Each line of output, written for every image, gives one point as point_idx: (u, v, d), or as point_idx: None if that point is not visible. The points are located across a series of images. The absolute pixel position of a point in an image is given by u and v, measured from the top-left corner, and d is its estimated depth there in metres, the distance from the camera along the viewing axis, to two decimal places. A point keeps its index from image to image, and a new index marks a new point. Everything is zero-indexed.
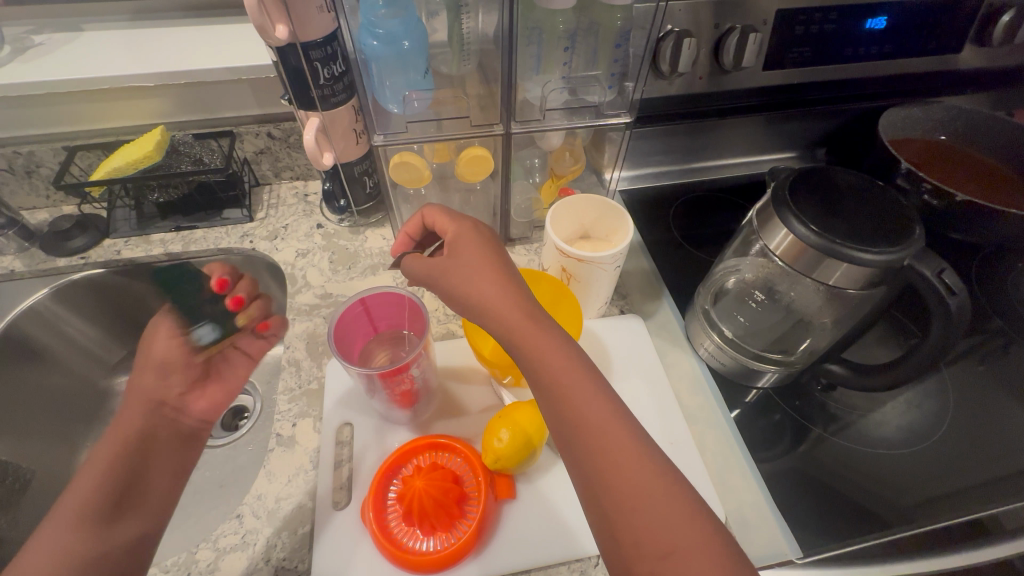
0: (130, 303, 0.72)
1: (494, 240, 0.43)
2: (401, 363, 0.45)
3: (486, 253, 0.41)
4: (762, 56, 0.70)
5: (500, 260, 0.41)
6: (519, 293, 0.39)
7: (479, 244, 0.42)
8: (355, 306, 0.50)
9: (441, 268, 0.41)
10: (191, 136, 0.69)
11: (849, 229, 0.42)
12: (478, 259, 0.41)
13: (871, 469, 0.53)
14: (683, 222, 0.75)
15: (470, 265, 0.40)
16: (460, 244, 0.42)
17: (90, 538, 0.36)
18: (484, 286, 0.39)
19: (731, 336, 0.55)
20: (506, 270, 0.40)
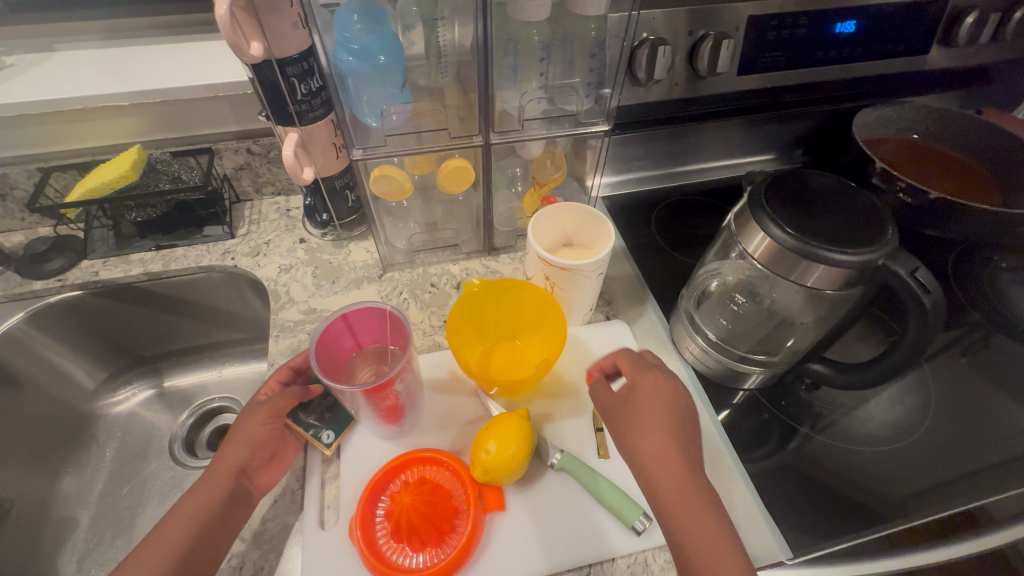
0: (115, 327, 0.73)
1: (677, 394, 0.44)
2: (387, 377, 0.45)
3: (673, 410, 0.42)
4: (736, 62, 0.71)
5: (677, 418, 0.42)
6: (692, 460, 0.40)
7: (666, 400, 0.43)
8: (337, 322, 0.50)
9: (626, 411, 0.44)
10: (169, 154, 0.68)
11: (824, 231, 0.43)
12: (662, 415, 0.42)
13: (857, 466, 0.54)
14: (666, 226, 0.76)
15: (653, 418, 0.42)
16: (645, 394, 0.43)
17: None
18: (660, 448, 0.40)
19: (716, 340, 0.55)
20: (676, 429, 0.41)
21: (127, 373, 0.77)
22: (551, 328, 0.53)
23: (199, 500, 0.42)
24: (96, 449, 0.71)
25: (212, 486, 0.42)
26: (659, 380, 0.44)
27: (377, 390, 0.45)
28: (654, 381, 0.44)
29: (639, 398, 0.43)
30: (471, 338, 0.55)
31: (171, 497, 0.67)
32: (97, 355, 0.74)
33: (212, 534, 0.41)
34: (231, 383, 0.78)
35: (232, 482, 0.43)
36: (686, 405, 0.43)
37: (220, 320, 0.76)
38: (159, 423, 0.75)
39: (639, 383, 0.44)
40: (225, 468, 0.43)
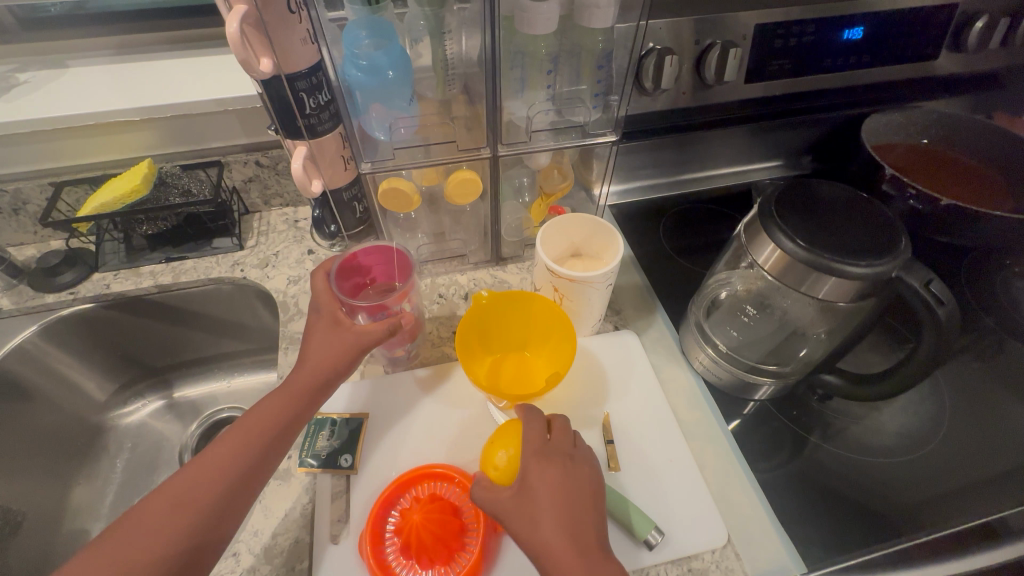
0: (123, 337, 0.73)
1: (575, 476, 0.41)
2: (391, 295, 0.51)
3: (574, 499, 0.40)
4: (744, 70, 0.70)
5: (574, 500, 0.40)
6: (588, 539, 0.39)
7: (563, 490, 0.40)
8: (347, 259, 0.54)
9: (520, 511, 0.40)
10: (178, 168, 0.69)
11: (836, 243, 0.42)
12: (558, 513, 0.39)
13: (870, 476, 0.53)
14: (675, 235, 0.75)
15: (548, 512, 0.39)
16: (542, 491, 0.40)
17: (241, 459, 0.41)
18: (562, 544, 0.38)
19: (726, 350, 0.55)
20: (575, 515, 0.39)
21: (137, 385, 0.78)
22: (561, 340, 0.53)
23: (281, 401, 0.44)
24: (106, 460, 0.71)
25: (298, 383, 0.45)
26: (561, 469, 0.41)
27: (383, 305, 0.51)
28: (554, 472, 0.41)
29: (535, 497, 0.40)
30: (478, 350, 0.55)
31: None
32: (108, 366, 0.75)
33: (287, 431, 0.44)
34: (241, 394, 0.78)
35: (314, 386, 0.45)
36: (587, 489, 0.41)
37: (229, 332, 0.76)
38: (169, 434, 0.76)
39: (532, 476, 0.41)
40: (300, 380, 0.45)
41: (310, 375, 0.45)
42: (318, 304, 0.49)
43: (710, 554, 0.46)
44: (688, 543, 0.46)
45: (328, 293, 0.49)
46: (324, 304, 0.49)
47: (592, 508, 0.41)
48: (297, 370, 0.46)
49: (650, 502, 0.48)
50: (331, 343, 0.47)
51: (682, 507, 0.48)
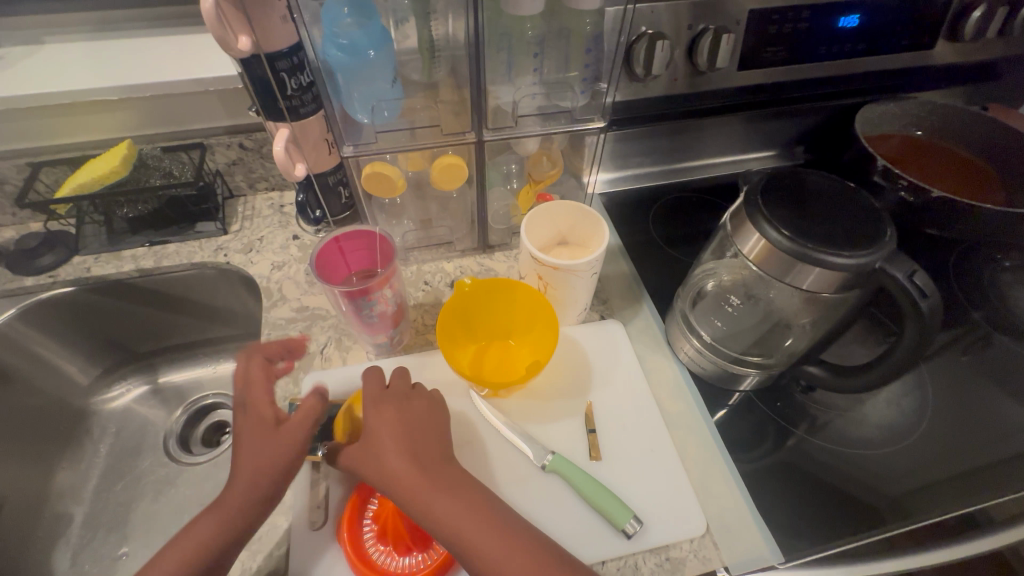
0: (105, 321, 0.72)
1: (411, 409, 0.44)
2: (374, 280, 0.50)
3: (416, 427, 0.43)
4: (737, 58, 0.69)
5: (412, 427, 0.43)
6: (432, 457, 0.42)
7: (406, 421, 0.43)
8: (329, 245, 0.53)
9: (365, 444, 0.42)
10: (160, 149, 0.68)
11: (821, 233, 0.42)
12: (396, 440, 0.42)
13: (851, 467, 0.53)
14: (665, 224, 0.75)
15: (391, 439, 0.42)
16: (380, 425, 0.43)
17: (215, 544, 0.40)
18: (400, 465, 0.40)
19: (710, 340, 0.55)
20: (411, 437, 0.42)
21: (121, 370, 0.77)
22: (544, 329, 0.52)
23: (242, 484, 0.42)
24: (90, 444, 0.71)
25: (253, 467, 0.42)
26: (399, 406, 0.44)
27: (362, 291, 0.49)
28: (398, 410, 0.44)
29: (376, 431, 0.42)
30: (461, 338, 0.54)
31: (165, 493, 0.67)
32: (91, 351, 0.74)
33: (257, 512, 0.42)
34: (226, 379, 0.78)
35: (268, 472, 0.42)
36: (429, 417, 0.45)
37: (213, 317, 0.76)
38: (154, 419, 0.75)
39: (371, 415, 0.43)
40: (254, 460, 0.42)
41: (258, 462, 0.42)
42: (248, 403, 0.45)
43: (688, 544, 0.46)
44: (667, 533, 0.46)
45: (255, 392, 0.46)
46: (253, 402, 0.45)
47: (441, 434, 0.44)
48: (248, 449, 0.43)
49: (630, 491, 0.48)
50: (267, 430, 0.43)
51: (661, 497, 0.48)
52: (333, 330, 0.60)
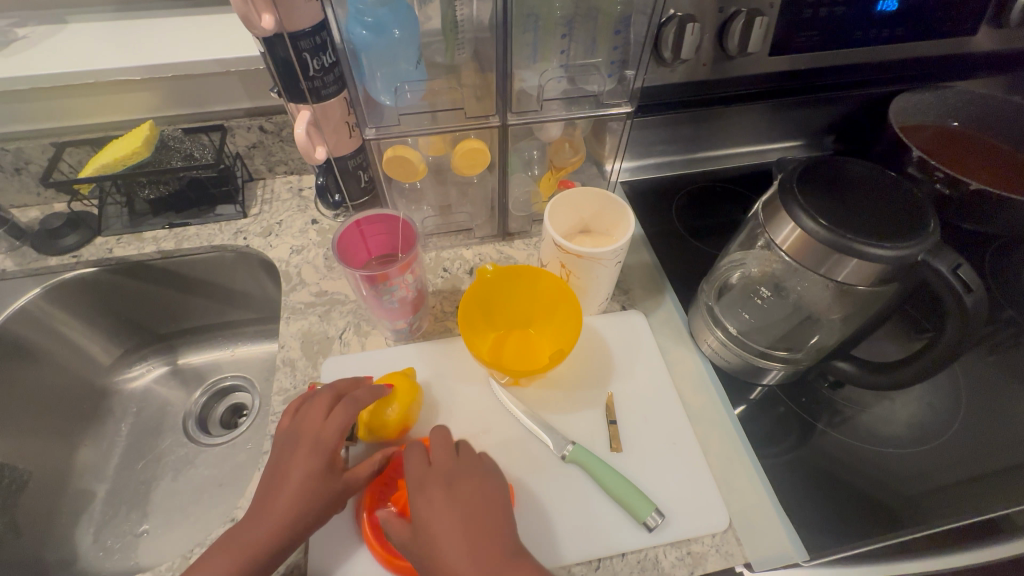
0: (126, 302, 0.73)
1: (464, 497, 0.41)
2: (393, 265, 0.49)
3: (473, 517, 0.39)
4: (768, 42, 0.67)
5: (466, 518, 0.39)
6: (490, 549, 0.38)
7: (462, 512, 0.40)
8: (351, 228, 0.52)
9: (421, 540, 0.39)
10: (181, 131, 0.68)
11: (860, 223, 0.40)
12: (451, 535, 0.38)
13: (879, 466, 0.52)
14: (687, 214, 0.73)
15: (447, 531, 0.38)
16: (434, 516, 0.39)
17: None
18: (461, 566, 0.37)
19: (736, 333, 0.53)
20: (467, 533, 0.38)
21: (141, 351, 0.78)
22: (566, 317, 0.51)
23: (279, 520, 0.39)
24: (112, 423, 0.72)
25: (297, 509, 0.40)
26: (451, 490, 0.41)
27: (383, 277, 0.49)
28: (450, 495, 0.40)
29: (429, 525, 0.39)
30: (482, 325, 0.54)
31: (185, 473, 0.68)
32: (113, 331, 0.75)
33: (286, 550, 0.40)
34: (244, 362, 0.79)
35: (313, 518, 0.40)
36: (485, 502, 0.41)
37: (233, 300, 0.76)
38: (174, 400, 0.76)
39: (421, 503, 0.40)
40: (304, 501, 0.40)
41: (304, 506, 0.40)
42: (317, 434, 0.42)
43: (710, 538, 0.46)
44: (688, 526, 0.46)
45: (330, 427, 0.42)
46: (322, 435, 0.42)
47: (504, 525, 0.40)
48: (298, 485, 0.40)
49: (651, 484, 0.48)
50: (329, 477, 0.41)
51: (682, 491, 0.47)
52: (351, 315, 0.60)
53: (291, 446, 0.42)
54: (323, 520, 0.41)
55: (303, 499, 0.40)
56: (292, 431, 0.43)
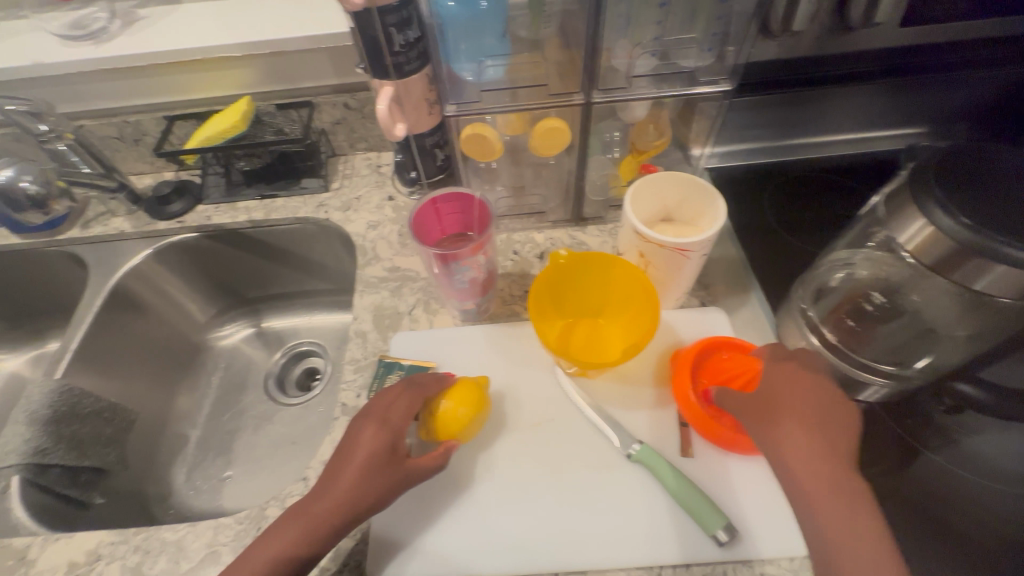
0: (220, 266, 0.79)
1: (828, 385, 0.42)
2: (465, 245, 0.49)
3: (834, 406, 0.41)
4: (899, 10, 0.58)
5: (827, 398, 0.41)
6: (803, 418, 0.40)
7: (807, 393, 0.41)
8: (427, 206, 0.52)
9: (766, 419, 0.42)
10: (274, 106, 0.71)
11: (1015, 222, 0.34)
12: (801, 413, 0.41)
13: (1006, 509, 0.44)
14: (784, 207, 0.66)
15: (795, 411, 0.41)
16: (790, 396, 0.42)
17: (301, 542, 0.39)
18: (796, 436, 0.40)
19: (834, 341, 0.48)
20: (806, 406, 0.41)
21: (232, 312, 0.84)
22: (642, 310, 0.48)
23: (342, 495, 0.40)
24: (205, 376, 0.79)
25: (359, 486, 0.40)
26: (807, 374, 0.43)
27: (455, 255, 0.48)
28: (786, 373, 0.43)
29: (786, 400, 0.42)
30: (549, 312, 0.52)
31: (264, 428, 0.73)
32: (208, 292, 0.82)
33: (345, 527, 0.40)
34: (321, 330, 0.83)
35: (372, 497, 0.40)
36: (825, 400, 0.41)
37: (312, 271, 0.80)
38: (256, 359, 0.82)
39: (778, 380, 0.43)
40: (366, 479, 0.41)
41: (365, 484, 0.40)
42: (387, 417, 0.43)
43: (787, 562, 0.42)
44: (763, 546, 0.42)
45: (400, 409, 0.44)
46: (392, 417, 0.43)
47: (846, 413, 0.41)
48: (364, 464, 0.41)
49: (722, 495, 0.45)
50: (391, 460, 0.42)
51: (758, 507, 0.44)
52: (422, 293, 0.61)
53: (359, 424, 0.44)
54: (380, 504, 0.41)
55: (362, 479, 0.41)
56: (365, 409, 0.45)
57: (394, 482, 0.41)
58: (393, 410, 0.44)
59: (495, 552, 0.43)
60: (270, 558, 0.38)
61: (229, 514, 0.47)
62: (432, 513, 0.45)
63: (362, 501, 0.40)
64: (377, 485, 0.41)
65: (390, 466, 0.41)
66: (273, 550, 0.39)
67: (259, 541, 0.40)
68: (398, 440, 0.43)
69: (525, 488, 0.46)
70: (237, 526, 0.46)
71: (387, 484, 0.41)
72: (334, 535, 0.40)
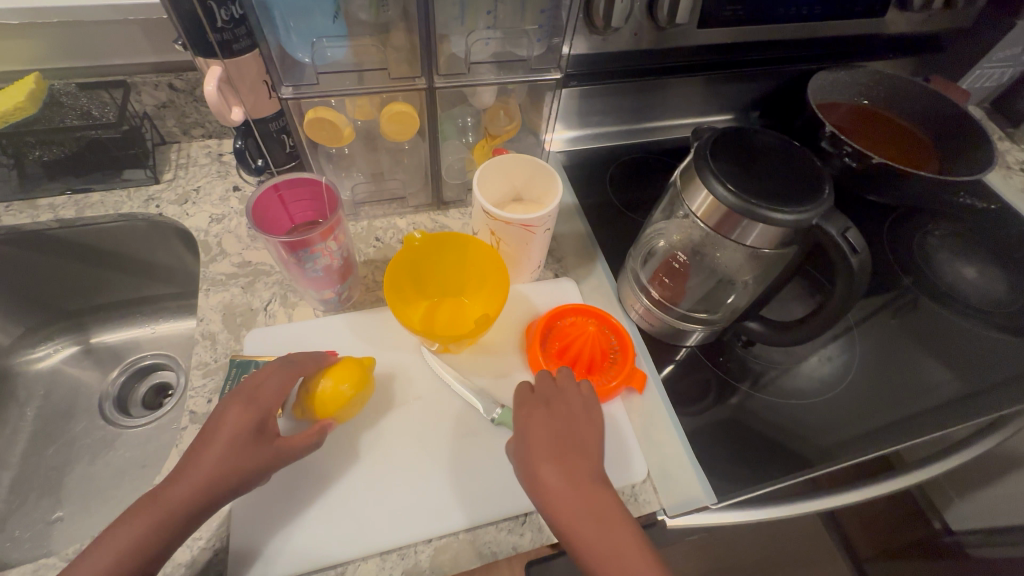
0: (21, 276, 0.67)
1: (570, 412, 0.43)
2: (315, 231, 0.47)
3: (578, 429, 0.42)
4: (696, 15, 0.68)
5: (566, 425, 0.42)
6: (549, 448, 0.40)
7: (552, 423, 0.42)
8: (268, 192, 0.50)
9: (523, 460, 0.40)
10: (74, 86, 0.61)
11: (765, 189, 0.42)
12: (548, 446, 0.40)
13: (785, 416, 0.56)
14: (622, 186, 0.75)
15: (543, 447, 0.40)
16: (538, 431, 0.41)
17: (147, 538, 0.35)
18: (547, 471, 0.39)
19: (659, 298, 0.56)
20: (552, 435, 0.41)
21: (46, 330, 0.72)
22: (494, 285, 0.52)
23: (200, 481, 0.37)
24: (14, 407, 0.67)
25: (223, 468, 0.38)
26: (549, 409, 0.43)
27: (305, 242, 0.47)
28: (531, 412, 0.43)
29: (535, 439, 0.41)
30: (412, 295, 0.53)
31: (102, 457, 0.65)
32: (7, 308, 0.68)
33: (200, 515, 0.37)
34: (167, 339, 0.75)
35: (236, 479, 0.38)
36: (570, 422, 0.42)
37: (149, 274, 0.71)
38: (86, 380, 0.72)
39: (526, 420, 0.42)
40: (231, 460, 0.38)
41: (228, 467, 0.38)
42: (256, 395, 0.41)
43: (630, 489, 0.49)
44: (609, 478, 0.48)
45: (272, 387, 0.42)
46: (262, 396, 0.41)
47: (589, 430, 0.42)
48: (227, 445, 0.38)
49: None
50: (260, 439, 0.40)
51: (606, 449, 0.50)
52: (277, 286, 0.58)
53: (223, 404, 0.41)
54: (247, 485, 0.39)
55: (229, 460, 0.38)
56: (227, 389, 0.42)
57: (262, 463, 0.40)
58: (266, 389, 0.42)
59: (367, 532, 0.43)
60: (111, 560, 0.34)
61: (52, 553, 0.41)
62: (299, 507, 0.44)
63: (225, 484, 0.38)
64: (244, 465, 0.39)
65: (258, 446, 0.40)
66: (115, 551, 0.34)
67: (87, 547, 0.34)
68: (267, 419, 0.41)
69: (397, 465, 0.47)
70: (64, 565, 0.41)
71: (254, 465, 0.39)
72: (187, 525, 0.37)
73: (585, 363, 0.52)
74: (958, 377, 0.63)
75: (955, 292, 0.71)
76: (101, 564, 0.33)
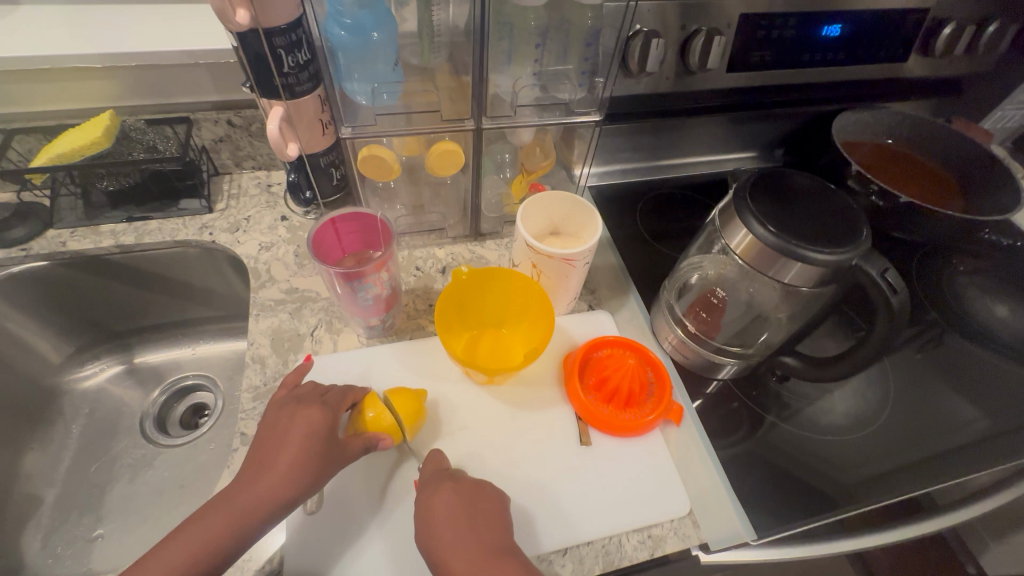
0: (77, 298, 0.70)
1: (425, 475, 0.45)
2: (369, 264, 0.49)
3: (479, 500, 0.42)
4: (726, 58, 0.71)
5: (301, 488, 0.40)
6: (463, 522, 0.41)
7: (446, 504, 0.42)
8: (325, 226, 0.53)
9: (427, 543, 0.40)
10: (143, 122, 0.66)
11: (804, 231, 0.44)
12: (453, 522, 0.40)
13: (820, 452, 0.57)
14: (651, 220, 0.77)
15: (446, 524, 0.40)
16: (439, 513, 0.41)
17: (225, 536, 0.37)
18: (455, 553, 0.39)
19: (693, 332, 0.57)
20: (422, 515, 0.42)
21: (95, 349, 0.75)
22: (536, 314, 0.54)
23: (272, 481, 0.40)
24: (61, 425, 0.69)
25: (292, 470, 0.40)
26: (454, 483, 0.43)
27: (360, 275, 0.49)
28: (431, 493, 0.43)
29: (435, 517, 0.41)
30: (455, 324, 0.55)
31: (143, 475, 0.66)
32: (62, 328, 0.71)
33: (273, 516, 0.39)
34: (207, 361, 0.77)
35: (306, 480, 0.40)
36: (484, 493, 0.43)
37: (195, 296, 0.74)
38: (129, 400, 0.74)
39: (426, 498, 0.43)
40: (300, 458, 0.41)
41: (295, 468, 0.40)
42: (327, 401, 0.45)
43: (669, 522, 0.49)
44: (649, 511, 0.48)
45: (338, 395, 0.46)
46: (331, 403, 0.45)
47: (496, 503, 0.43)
48: (296, 446, 0.41)
49: (616, 474, 0.51)
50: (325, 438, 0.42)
51: (645, 478, 0.51)
52: (323, 313, 0.60)
53: (293, 410, 0.44)
54: (314, 490, 0.41)
55: (300, 462, 0.41)
56: (296, 398, 0.46)
57: (327, 463, 0.42)
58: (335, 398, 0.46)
59: (412, 552, 0.44)
60: (190, 554, 0.36)
61: None
62: (348, 532, 0.45)
63: (292, 487, 0.40)
64: (313, 466, 0.41)
65: (323, 447, 0.42)
66: (195, 546, 0.36)
67: (169, 539, 0.37)
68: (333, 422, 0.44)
69: None
70: None
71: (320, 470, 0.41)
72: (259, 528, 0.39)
73: (624, 396, 0.53)
74: (994, 417, 0.63)
75: (985, 329, 0.71)
76: (186, 555, 0.36)
